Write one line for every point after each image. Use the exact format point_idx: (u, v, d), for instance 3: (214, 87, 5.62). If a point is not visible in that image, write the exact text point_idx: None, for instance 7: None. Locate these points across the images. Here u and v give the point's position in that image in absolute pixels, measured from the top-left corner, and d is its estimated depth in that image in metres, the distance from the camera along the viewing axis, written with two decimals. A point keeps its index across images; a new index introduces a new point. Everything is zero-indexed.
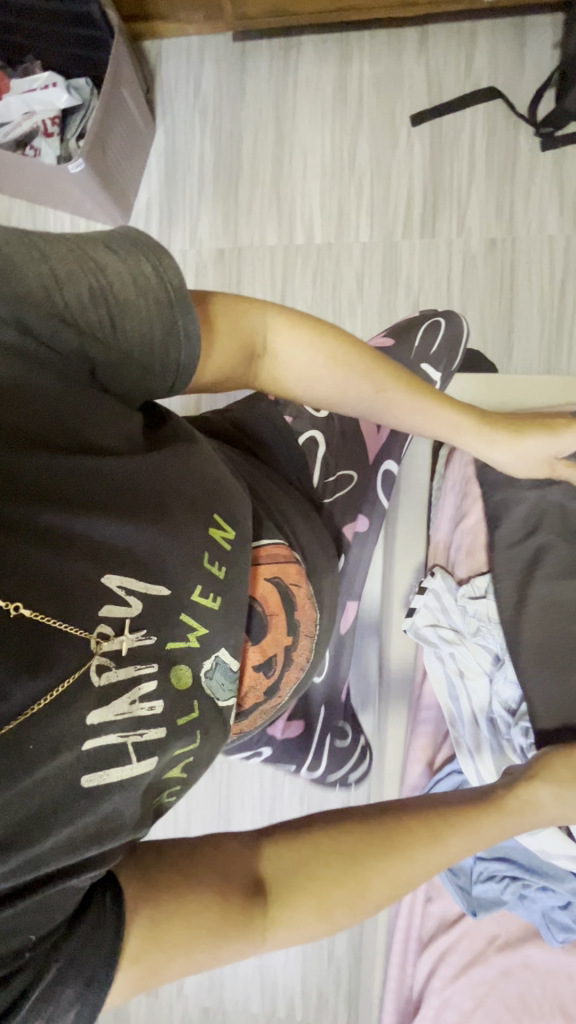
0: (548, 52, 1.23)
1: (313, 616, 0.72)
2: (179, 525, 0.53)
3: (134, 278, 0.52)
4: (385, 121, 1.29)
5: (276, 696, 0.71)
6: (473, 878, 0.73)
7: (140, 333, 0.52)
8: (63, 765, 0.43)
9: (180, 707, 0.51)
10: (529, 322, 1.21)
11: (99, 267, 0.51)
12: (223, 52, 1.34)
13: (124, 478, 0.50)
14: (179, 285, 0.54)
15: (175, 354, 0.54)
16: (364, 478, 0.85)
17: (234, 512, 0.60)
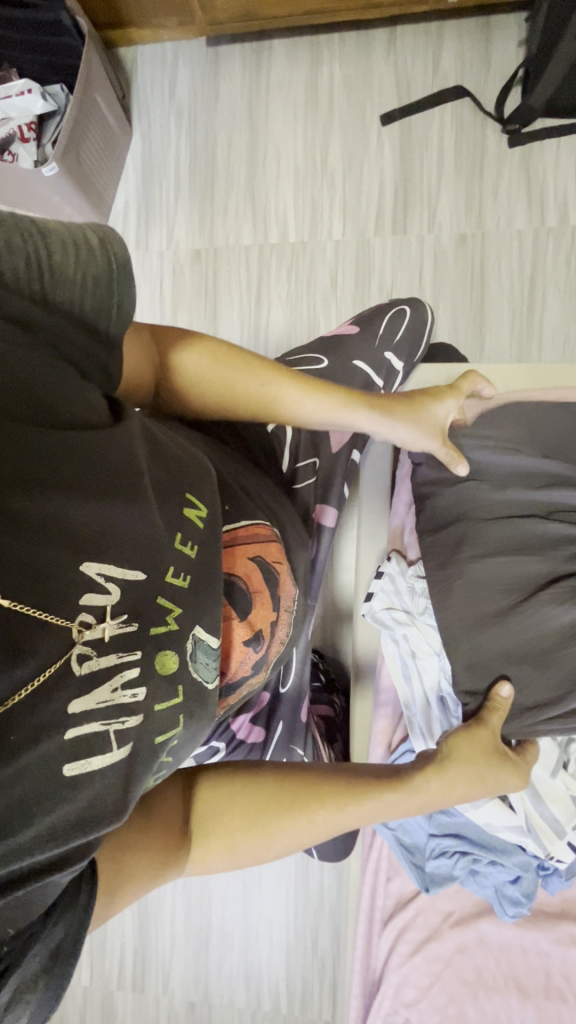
0: (513, 50, 1.25)
1: (294, 592, 0.74)
2: (152, 505, 0.53)
3: (75, 248, 0.53)
4: (356, 121, 1.31)
5: (264, 667, 0.72)
6: (426, 855, 0.75)
7: (74, 301, 0.52)
8: (45, 755, 0.44)
9: (163, 693, 0.52)
10: (501, 315, 1.23)
11: (40, 234, 0.51)
12: (197, 57, 1.37)
13: (98, 457, 0.49)
14: (123, 258, 0.55)
15: (106, 321, 0.54)
16: (329, 465, 0.85)
17: (203, 490, 0.61)
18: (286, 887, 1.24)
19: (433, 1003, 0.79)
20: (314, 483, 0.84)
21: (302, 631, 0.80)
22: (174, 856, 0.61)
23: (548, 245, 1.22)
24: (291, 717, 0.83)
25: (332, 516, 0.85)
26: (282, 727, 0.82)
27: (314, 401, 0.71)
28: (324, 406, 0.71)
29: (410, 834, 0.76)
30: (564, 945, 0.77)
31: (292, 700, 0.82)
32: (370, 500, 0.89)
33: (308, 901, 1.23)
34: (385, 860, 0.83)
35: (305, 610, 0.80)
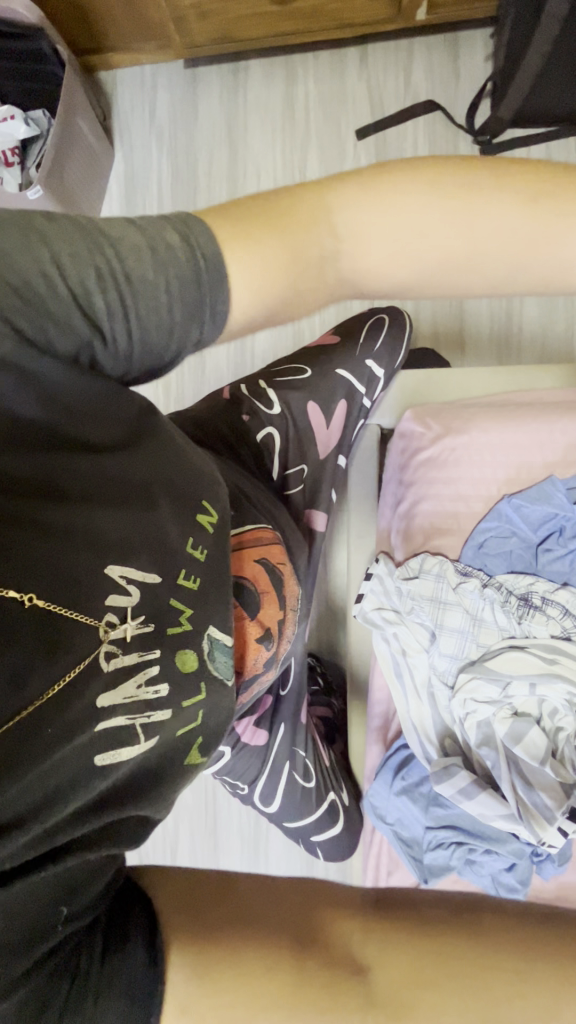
0: (481, 64, 1.29)
1: (297, 593, 0.77)
2: (170, 515, 0.57)
3: (156, 253, 0.49)
4: (333, 136, 1.35)
5: (273, 665, 0.74)
6: (424, 846, 0.76)
7: (156, 318, 0.50)
8: (78, 746, 0.47)
9: (187, 690, 0.55)
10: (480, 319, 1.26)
11: (113, 248, 0.49)
12: (175, 79, 1.41)
13: (117, 474, 0.55)
14: (213, 254, 0.49)
15: (197, 333, 0.52)
16: (316, 470, 0.86)
17: (218, 498, 0.64)
18: None
19: None
20: (303, 489, 0.84)
21: (303, 632, 0.82)
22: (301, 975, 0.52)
23: None
24: (293, 718, 0.84)
25: (323, 519, 0.85)
26: (284, 730, 0.83)
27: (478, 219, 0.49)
28: (421, 213, 0.49)
29: (407, 826, 0.78)
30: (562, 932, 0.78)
31: (293, 700, 0.83)
32: (359, 505, 0.92)
33: None
34: (384, 859, 0.82)
35: (306, 609, 0.82)
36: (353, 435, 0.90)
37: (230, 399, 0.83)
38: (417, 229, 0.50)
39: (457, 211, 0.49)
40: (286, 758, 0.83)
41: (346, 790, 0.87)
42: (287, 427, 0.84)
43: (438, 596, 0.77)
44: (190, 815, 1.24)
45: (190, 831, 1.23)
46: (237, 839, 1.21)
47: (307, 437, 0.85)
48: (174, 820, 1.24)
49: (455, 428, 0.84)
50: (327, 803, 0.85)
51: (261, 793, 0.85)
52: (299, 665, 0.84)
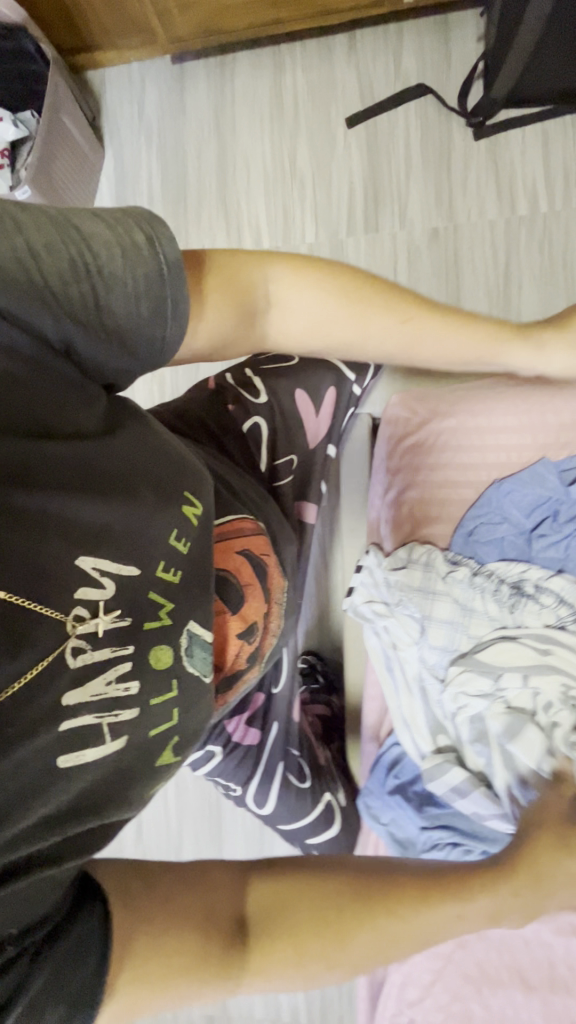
0: (472, 45, 1.26)
1: (282, 586, 0.74)
2: (152, 507, 0.56)
3: (123, 248, 0.55)
4: (323, 125, 1.33)
5: (257, 661, 0.73)
6: (419, 848, 0.74)
7: (125, 306, 0.55)
8: (39, 748, 0.46)
9: (157, 687, 0.54)
10: (478, 307, 1.23)
11: (84, 239, 0.53)
12: (162, 74, 1.39)
13: (98, 466, 0.53)
14: (172, 255, 0.57)
15: (161, 328, 0.58)
16: (305, 460, 0.83)
17: (202, 489, 0.63)
18: None
19: (437, 1000, 0.78)
20: (292, 481, 0.82)
21: (294, 625, 0.81)
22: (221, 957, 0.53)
23: (521, 233, 1.23)
24: (287, 717, 0.82)
25: (313, 512, 0.83)
26: (276, 730, 0.81)
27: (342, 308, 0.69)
28: (318, 300, 0.68)
29: (400, 827, 0.75)
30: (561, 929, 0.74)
31: (286, 699, 0.81)
32: (352, 498, 0.90)
33: None
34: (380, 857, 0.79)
35: (295, 603, 0.80)
36: (343, 423, 0.85)
37: (215, 389, 0.81)
38: (302, 314, 0.69)
39: (354, 310, 0.69)
40: (280, 760, 0.80)
41: (342, 790, 0.85)
42: (273, 417, 0.81)
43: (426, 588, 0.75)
44: (193, 815, 1.22)
45: (192, 832, 1.22)
46: (241, 840, 1.20)
47: (293, 425, 0.82)
48: (178, 821, 1.23)
49: (442, 415, 0.83)
50: (323, 806, 0.82)
51: (254, 799, 0.80)
52: (293, 659, 0.82)
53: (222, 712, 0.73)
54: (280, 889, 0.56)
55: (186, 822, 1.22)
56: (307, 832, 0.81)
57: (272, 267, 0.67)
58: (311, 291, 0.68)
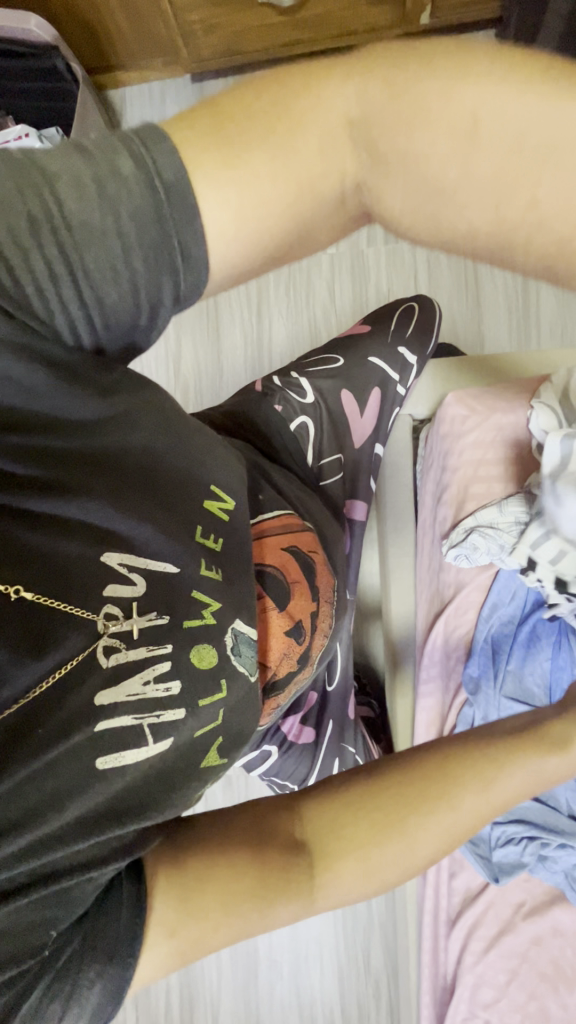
0: None
1: (331, 584, 0.73)
2: (169, 503, 0.54)
3: (104, 190, 0.42)
4: None
5: (308, 663, 0.70)
6: (492, 844, 0.72)
7: (118, 268, 0.43)
8: (75, 746, 0.44)
9: (205, 685, 0.51)
10: (497, 311, 1.26)
11: (50, 185, 0.41)
12: (183, 92, 1.42)
13: (115, 463, 0.52)
14: (173, 171, 0.41)
15: (175, 282, 0.45)
16: (353, 463, 0.82)
17: (232, 482, 0.60)
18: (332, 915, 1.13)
19: (513, 1002, 0.71)
20: (342, 480, 0.81)
21: (346, 621, 0.78)
22: (283, 877, 0.49)
23: None
24: (340, 716, 0.80)
25: (362, 510, 0.82)
26: (332, 725, 0.79)
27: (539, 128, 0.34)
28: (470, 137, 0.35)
29: None
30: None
31: (339, 695, 0.80)
32: (394, 503, 0.91)
33: (356, 917, 1.13)
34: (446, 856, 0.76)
35: (346, 604, 0.78)
36: (389, 424, 0.86)
37: (261, 391, 0.80)
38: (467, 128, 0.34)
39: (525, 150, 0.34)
40: (335, 756, 0.80)
41: None
42: (320, 416, 0.81)
43: (502, 529, 0.71)
44: None
45: None
46: None
47: (341, 425, 0.81)
48: None
49: (499, 408, 0.80)
50: None
51: None
52: (344, 654, 0.79)
53: (272, 716, 0.70)
54: (336, 804, 0.53)
55: None
56: None
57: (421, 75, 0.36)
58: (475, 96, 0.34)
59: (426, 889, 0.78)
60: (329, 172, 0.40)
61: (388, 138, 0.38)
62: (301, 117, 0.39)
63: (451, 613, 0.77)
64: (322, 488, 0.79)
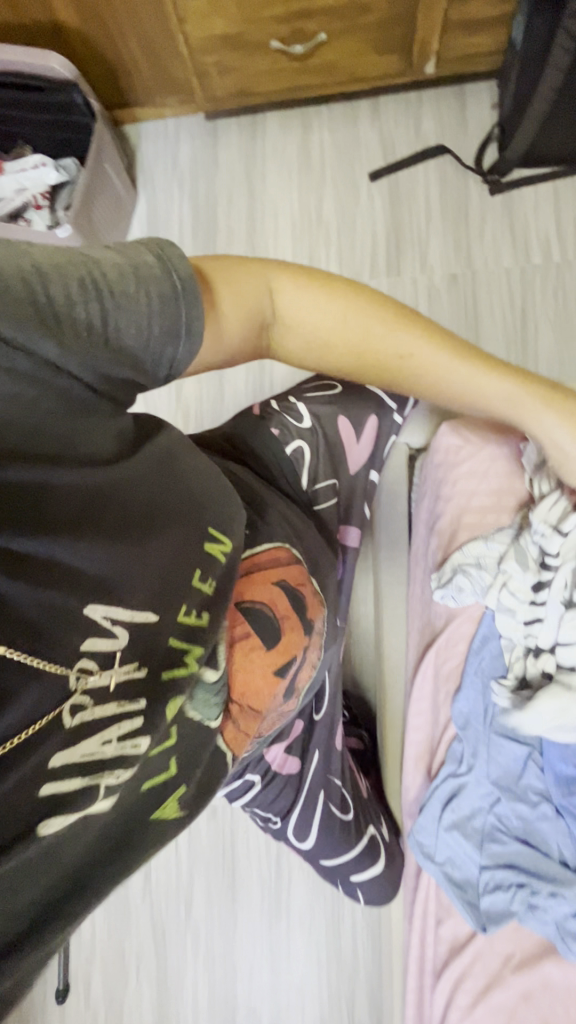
0: (488, 111, 1.35)
1: (321, 617, 0.69)
2: (168, 546, 0.52)
3: (134, 269, 0.49)
4: (347, 179, 1.40)
5: (294, 695, 0.68)
6: (480, 889, 0.65)
7: (137, 328, 0.48)
8: (15, 814, 0.39)
9: (159, 739, 0.49)
10: (497, 346, 1.27)
11: (93, 264, 0.48)
12: (196, 129, 1.48)
13: (114, 497, 0.49)
14: (187, 277, 0.51)
15: (174, 348, 0.51)
16: (348, 490, 0.82)
17: (228, 523, 0.59)
18: (316, 962, 1.09)
19: None
20: (336, 505, 0.80)
21: (337, 647, 0.76)
22: None
23: (536, 279, 1.29)
24: (327, 745, 0.76)
25: (355, 536, 0.82)
26: (318, 754, 0.76)
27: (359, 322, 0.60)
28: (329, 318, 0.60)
29: (459, 866, 0.67)
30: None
31: (326, 725, 0.75)
32: (388, 532, 0.90)
33: (341, 967, 1.08)
34: (432, 901, 0.69)
35: (337, 632, 0.75)
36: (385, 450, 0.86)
37: (259, 414, 0.80)
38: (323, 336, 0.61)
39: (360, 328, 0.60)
40: (321, 789, 0.75)
41: (384, 822, 0.79)
42: (317, 441, 0.80)
43: (487, 565, 0.71)
44: (206, 863, 1.17)
45: (205, 885, 1.16)
46: (257, 891, 1.14)
47: (338, 452, 0.81)
48: (189, 869, 1.17)
49: (494, 440, 0.80)
50: (367, 840, 0.76)
51: (294, 829, 0.77)
52: (334, 684, 0.76)
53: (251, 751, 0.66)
54: None
55: (199, 872, 1.16)
56: (353, 874, 0.78)
57: (289, 277, 0.59)
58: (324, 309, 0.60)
59: (412, 935, 0.71)
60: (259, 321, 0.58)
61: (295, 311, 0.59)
62: (240, 276, 0.57)
63: (443, 644, 0.74)
64: (315, 513, 0.78)
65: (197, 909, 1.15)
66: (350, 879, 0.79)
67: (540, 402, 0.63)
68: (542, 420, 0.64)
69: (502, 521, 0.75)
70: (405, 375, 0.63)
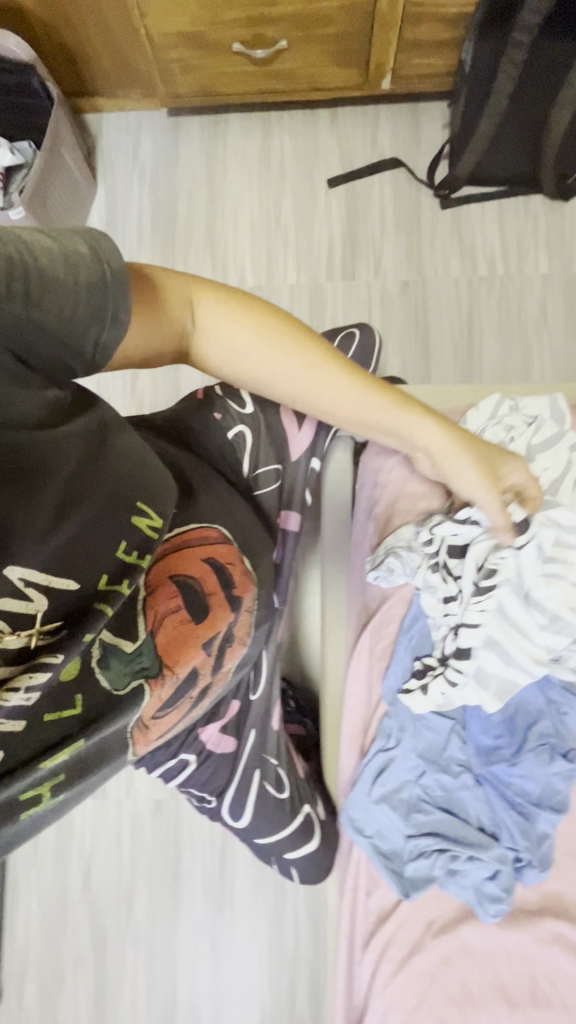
0: (440, 130, 1.42)
1: (254, 592, 0.68)
2: (90, 521, 0.54)
3: (65, 254, 0.46)
4: (306, 184, 1.43)
5: (222, 674, 0.65)
6: (404, 856, 0.68)
7: (60, 311, 0.45)
8: None
9: (55, 701, 0.52)
10: (444, 351, 1.33)
11: (21, 240, 0.44)
12: (158, 124, 1.48)
13: (37, 469, 0.49)
14: (118, 265, 0.48)
15: (98, 333, 0.48)
16: (291, 474, 0.82)
17: (159, 500, 0.60)
18: (259, 953, 1.09)
19: None
20: (278, 489, 0.82)
21: (274, 626, 0.77)
22: None
23: (482, 290, 1.36)
24: (263, 724, 0.77)
25: (296, 520, 0.82)
26: (254, 734, 0.76)
27: (276, 347, 0.61)
28: (249, 336, 0.61)
29: (387, 837, 0.70)
30: (552, 947, 0.64)
31: (263, 704, 0.76)
32: (333, 524, 0.90)
33: (282, 956, 1.09)
34: (362, 874, 0.71)
35: (272, 612, 0.74)
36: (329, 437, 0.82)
37: (203, 398, 0.81)
38: (240, 354, 0.61)
39: (275, 354, 0.61)
40: (256, 767, 0.76)
41: (321, 803, 0.80)
42: (258, 425, 0.79)
43: (417, 547, 0.74)
44: (149, 858, 1.15)
45: (147, 881, 1.14)
46: (201, 885, 1.13)
47: (280, 436, 0.80)
48: (131, 864, 1.15)
49: None
50: (302, 818, 0.78)
51: (229, 809, 0.78)
52: (272, 664, 0.77)
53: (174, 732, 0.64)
54: None
55: (142, 867, 1.15)
56: (286, 850, 0.80)
57: (211, 292, 0.59)
58: (242, 328, 0.60)
59: (343, 908, 0.72)
60: (179, 327, 0.58)
61: (215, 326, 0.60)
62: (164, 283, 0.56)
63: (376, 625, 0.77)
64: (255, 495, 0.81)
65: (139, 904, 1.13)
66: (284, 856, 0.81)
67: (450, 439, 0.66)
68: (457, 444, 0.67)
69: (434, 507, 0.79)
70: (317, 405, 0.64)
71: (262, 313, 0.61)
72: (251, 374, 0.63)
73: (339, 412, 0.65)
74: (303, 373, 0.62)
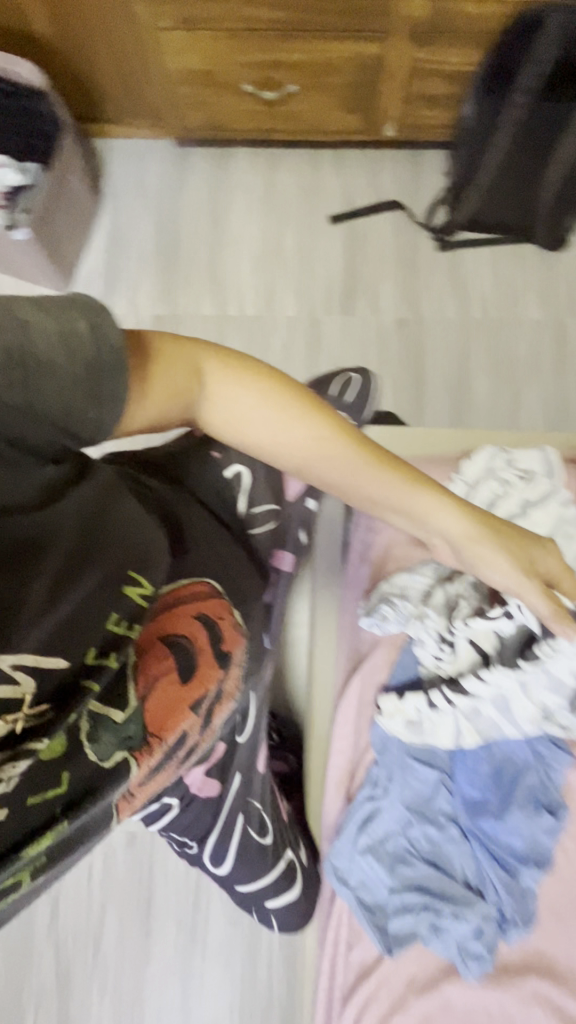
0: (439, 176, 1.47)
1: (244, 646, 0.67)
2: (80, 595, 0.52)
3: (62, 334, 0.46)
4: (309, 219, 1.47)
5: (211, 731, 0.64)
6: (389, 910, 0.67)
7: (58, 396, 0.46)
8: None
9: (39, 782, 0.49)
10: (437, 389, 1.36)
11: (20, 323, 0.44)
12: (165, 152, 1.51)
13: (28, 546, 0.49)
14: (115, 344, 0.48)
15: (97, 413, 0.49)
16: (286, 516, 0.83)
17: (149, 566, 0.59)
18: (231, 996, 1.06)
19: None
20: (272, 530, 0.82)
21: (263, 671, 0.75)
22: None
23: (476, 332, 1.40)
24: (249, 768, 0.75)
25: (290, 561, 0.84)
26: (239, 778, 0.74)
27: (282, 414, 0.61)
28: (255, 404, 0.60)
29: (371, 890, 0.69)
30: (535, 1011, 0.64)
31: (249, 749, 0.75)
32: (323, 561, 0.92)
33: (255, 999, 1.06)
34: (344, 927, 0.70)
35: (261, 655, 0.74)
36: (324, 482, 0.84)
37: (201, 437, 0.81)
38: (246, 421, 0.61)
39: (281, 421, 0.61)
40: (240, 811, 0.75)
41: (304, 848, 0.79)
42: (256, 467, 0.80)
43: (411, 595, 0.75)
44: (121, 894, 1.12)
45: (118, 919, 1.11)
46: (173, 925, 1.10)
47: (277, 478, 0.81)
48: (101, 901, 1.11)
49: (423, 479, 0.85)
50: (284, 864, 0.77)
51: (211, 855, 0.76)
52: (259, 709, 0.76)
53: (160, 788, 0.62)
54: None
55: (113, 904, 1.11)
56: (268, 898, 0.78)
57: (219, 361, 0.60)
58: (249, 395, 0.60)
59: (323, 961, 0.71)
60: (187, 396, 0.58)
61: (222, 394, 0.60)
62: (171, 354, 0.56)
63: (367, 671, 0.77)
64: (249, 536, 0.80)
65: (108, 944, 1.09)
66: (264, 903, 0.79)
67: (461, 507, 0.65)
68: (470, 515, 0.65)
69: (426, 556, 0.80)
70: (321, 466, 0.63)
71: (270, 380, 0.61)
72: (256, 440, 0.62)
73: (342, 480, 0.64)
74: (309, 440, 0.62)
